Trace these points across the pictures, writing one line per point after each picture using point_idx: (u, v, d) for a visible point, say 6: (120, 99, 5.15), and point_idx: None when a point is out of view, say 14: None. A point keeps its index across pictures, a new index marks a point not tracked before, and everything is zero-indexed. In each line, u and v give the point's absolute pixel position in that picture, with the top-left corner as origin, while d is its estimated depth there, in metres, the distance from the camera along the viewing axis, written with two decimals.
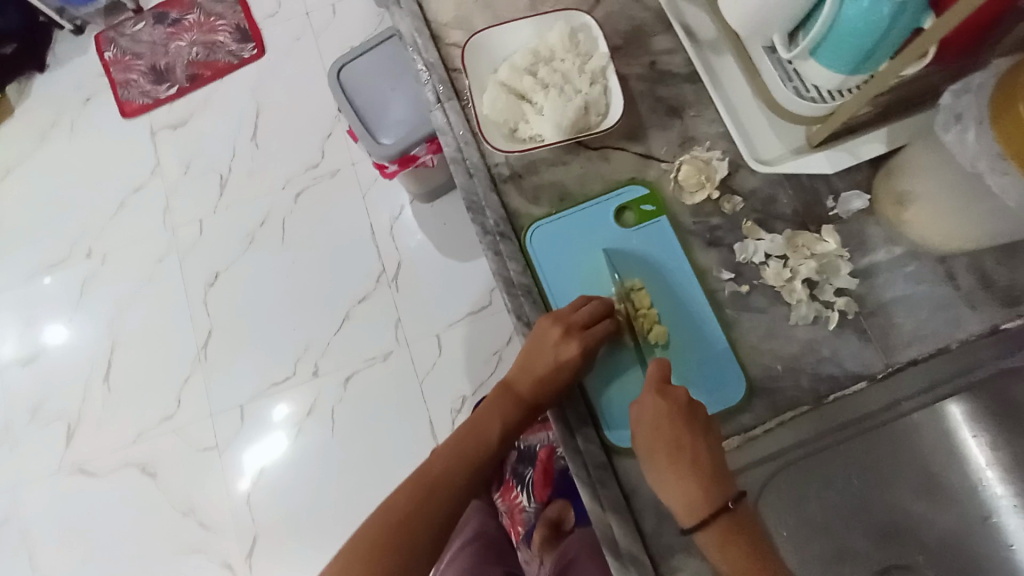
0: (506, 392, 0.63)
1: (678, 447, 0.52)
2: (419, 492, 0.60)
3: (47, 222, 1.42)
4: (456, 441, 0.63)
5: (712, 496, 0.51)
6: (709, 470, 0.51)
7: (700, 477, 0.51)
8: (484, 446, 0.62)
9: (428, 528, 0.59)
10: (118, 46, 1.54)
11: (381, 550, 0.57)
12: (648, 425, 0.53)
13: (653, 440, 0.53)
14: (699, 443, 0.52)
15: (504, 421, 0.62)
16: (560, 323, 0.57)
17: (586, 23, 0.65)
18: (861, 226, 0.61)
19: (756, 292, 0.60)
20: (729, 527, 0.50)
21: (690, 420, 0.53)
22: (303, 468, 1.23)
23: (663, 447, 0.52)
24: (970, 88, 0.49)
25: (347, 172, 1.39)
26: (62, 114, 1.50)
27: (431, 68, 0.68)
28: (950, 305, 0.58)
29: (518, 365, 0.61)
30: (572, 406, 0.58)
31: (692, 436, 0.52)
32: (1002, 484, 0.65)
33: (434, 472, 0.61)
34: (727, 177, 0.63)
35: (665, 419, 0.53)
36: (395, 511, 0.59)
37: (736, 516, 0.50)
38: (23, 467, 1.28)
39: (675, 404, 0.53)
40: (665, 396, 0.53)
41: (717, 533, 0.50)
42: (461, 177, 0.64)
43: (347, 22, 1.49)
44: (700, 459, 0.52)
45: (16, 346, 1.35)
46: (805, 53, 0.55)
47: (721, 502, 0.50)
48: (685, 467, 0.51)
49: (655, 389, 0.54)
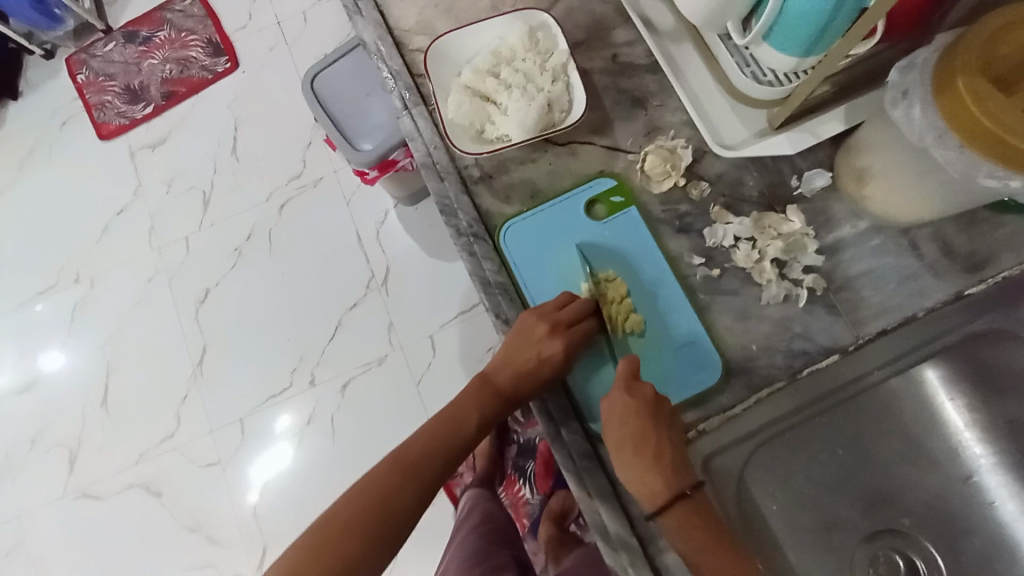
0: (484, 385, 0.64)
1: (643, 441, 0.53)
2: (392, 475, 0.61)
3: (32, 250, 1.42)
4: (433, 429, 0.64)
5: (674, 487, 0.52)
6: (670, 463, 0.53)
7: (664, 471, 0.53)
8: (459, 437, 0.63)
9: (398, 510, 0.60)
10: (91, 68, 1.53)
11: (347, 530, 0.58)
12: (614, 420, 0.54)
13: (618, 435, 0.54)
14: (663, 437, 0.54)
15: (483, 413, 0.63)
16: (545, 320, 0.58)
17: (545, 21, 0.66)
18: (825, 203, 0.62)
19: (727, 275, 0.61)
20: (685, 512, 0.52)
21: (656, 415, 0.54)
22: (308, 477, 1.24)
23: (629, 442, 0.53)
24: (914, 65, 0.51)
25: (329, 180, 1.39)
26: (39, 141, 1.49)
27: (396, 75, 0.68)
28: (915, 275, 0.60)
29: (497, 360, 0.62)
30: (554, 399, 0.59)
31: (656, 430, 0.54)
32: (981, 443, 0.67)
33: (410, 457, 0.62)
34: (693, 164, 0.64)
35: (632, 413, 0.54)
36: (367, 493, 0.60)
37: (693, 504, 0.52)
38: (28, 495, 1.28)
39: (642, 401, 0.54)
40: (633, 393, 0.54)
41: (679, 521, 0.52)
42: (433, 181, 0.65)
43: (320, 30, 1.49)
44: (664, 450, 0.53)
45: (11, 377, 1.35)
46: (758, 37, 0.56)
47: (680, 489, 0.52)
48: (649, 462, 0.53)
49: (623, 385, 0.55)
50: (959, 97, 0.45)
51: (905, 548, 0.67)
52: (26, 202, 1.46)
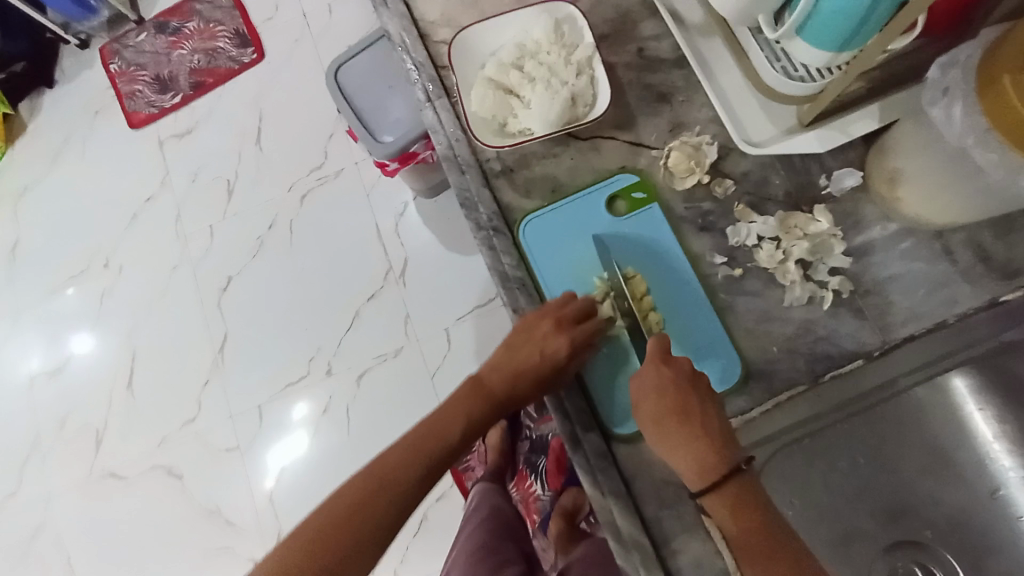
0: (475, 389, 0.65)
1: (684, 412, 0.52)
2: (374, 481, 0.62)
3: (65, 236, 1.47)
4: (416, 435, 0.65)
5: (725, 460, 0.51)
6: (717, 435, 0.52)
7: (710, 442, 0.51)
8: (442, 443, 0.64)
9: (383, 515, 0.61)
10: (123, 58, 1.57)
11: (329, 536, 0.59)
12: (651, 394, 0.54)
13: (657, 409, 0.53)
14: (706, 409, 0.53)
15: (468, 419, 0.64)
16: (550, 317, 0.58)
17: (571, 14, 0.65)
18: (854, 204, 0.61)
19: (750, 276, 0.60)
20: (735, 486, 0.50)
21: (696, 386, 0.53)
22: (322, 465, 1.26)
23: (670, 414, 0.53)
24: (956, 62, 0.49)
25: (350, 172, 1.40)
26: (72, 129, 1.53)
27: (419, 67, 0.68)
28: (947, 281, 0.58)
29: (495, 360, 0.64)
30: (569, 396, 0.59)
31: (699, 401, 0.53)
32: (1008, 456, 0.64)
33: (393, 463, 0.63)
34: (718, 162, 0.63)
35: (669, 386, 0.53)
36: (350, 499, 0.61)
37: (743, 477, 0.51)
38: (56, 473, 1.33)
39: (680, 372, 0.54)
40: (670, 365, 0.54)
41: (727, 496, 0.50)
42: (453, 174, 0.65)
43: (345, 22, 1.50)
44: (707, 422, 0.52)
45: (43, 358, 1.40)
46: (791, 32, 0.54)
47: (731, 462, 0.51)
48: (693, 434, 0.52)
49: (659, 359, 0.55)
50: (1005, 96, 0.43)
51: (925, 560, 0.66)
52: (60, 189, 1.50)
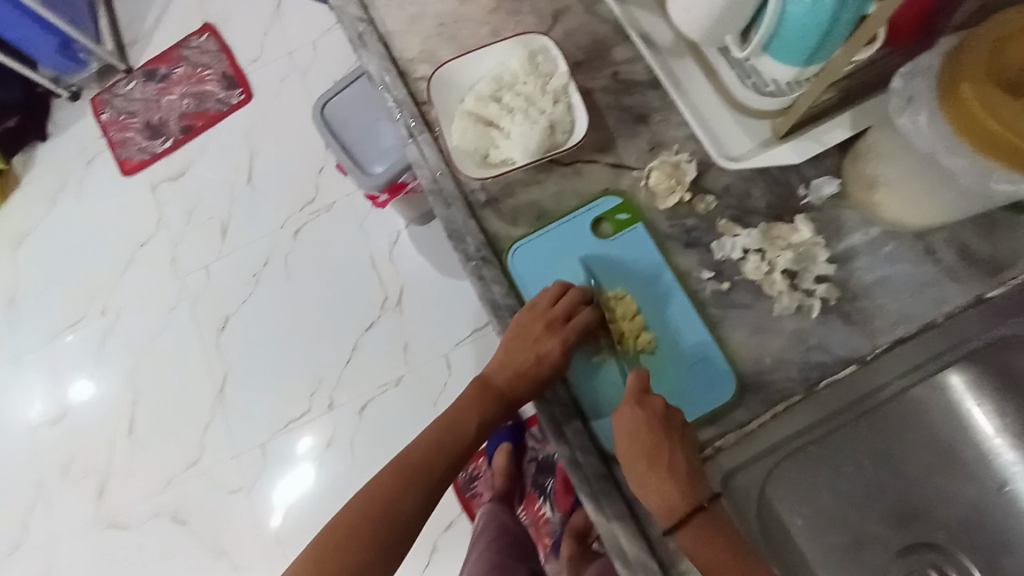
0: (484, 386, 0.65)
1: (655, 455, 0.52)
2: (395, 478, 0.62)
3: (61, 284, 1.48)
4: (434, 433, 0.64)
5: (691, 502, 0.51)
6: (684, 475, 0.52)
7: (678, 485, 0.52)
8: (460, 439, 0.63)
9: (405, 513, 0.60)
10: (113, 107, 1.60)
11: (353, 537, 0.59)
12: (625, 436, 0.53)
13: (630, 451, 0.53)
14: (676, 451, 0.53)
15: (483, 414, 0.64)
16: (541, 319, 0.58)
17: (544, 45, 0.67)
18: (835, 211, 0.62)
19: (738, 288, 0.61)
20: (703, 526, 0.50)
21: (668, 429, 0.53)
22: (328, 499, 1.25)
23: (642, 457, 0.52)
24: (919, 71, 0.50)
25: (342, 204, 1.42)
26: (66, 179, 1.55)
27: (401, 105, 0.70)
28: (933, 281, 0.58)
29: (499, 360, 0.62)
30: (557, 400, 0.59)
31: (669, 444, 0.53)
32: (1015, 452, 0.64)
33: (411, 460, 0.63)
34: (698, 178, 0.64)
35: (643, 428, 0.53)
36: (373, 500, 0.61)
37: (709, 516, 0.51)
38: (60, 524, 1.32)
39: (652, 415, 0.53)
40: (643, 407, 0.54)
41: (696, 539, 0.50)
42: (439, 207, 0.66)
43: (329, 59, 1.53)
44: (676, 465, 0.52)
45: (43, 407, 1.40)
46: (759, 49, 0.56)
47: (696, 502, 0.51)
48: (661, 475, 0.52)
49: (633, 401, 0.54)
50: (967, 102, 0.44)
51: (942, 564, 0.65)
52: (56, 238, 1.52)
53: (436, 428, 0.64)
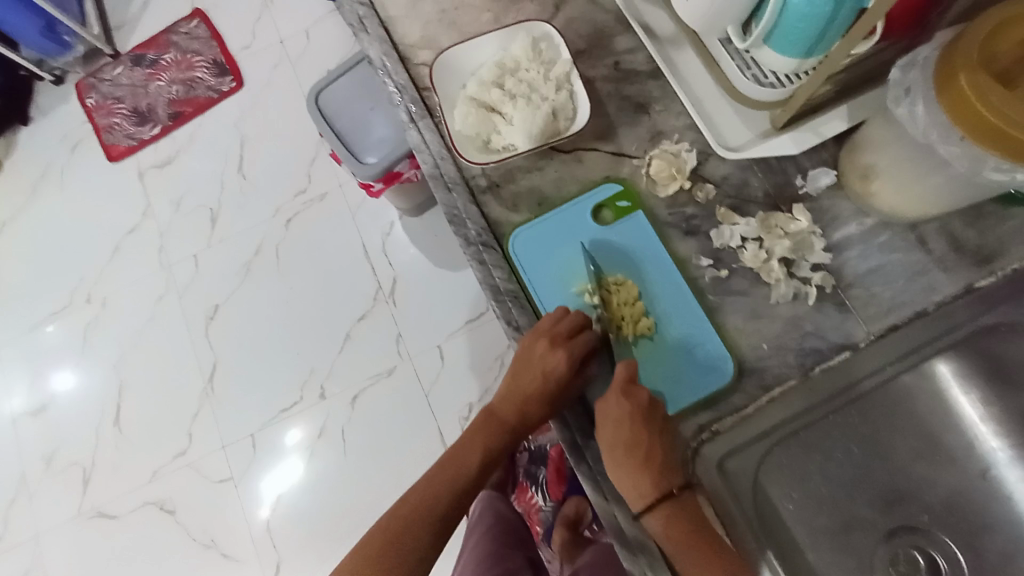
0: (489, 419, 0.65)
1: (635, 445, 0.53)
2: (406, 512, 0.63)
3: (45, 272, 1.44)
4: (444, 463, 0.65)
5: (659, 486, 0.53)
6: (660, 464, 0.54)
7: (652, 472, 0.53)
8: (463, 475, 0.64)
9: (418, 543, 0.61)
10: (99, 91, 1.56)
11: (369, 573, 0.60)
12: (609, 425, 0.55)
13: (611, 439, 0.54)
14: (655, 441, 0.54)
15: (484, 447, 0.64)
16: (543, 336, 0.58)
17: (547, 32, 0.67)
18: (831, 201, 0.63)
19: (736, 275, 0.61)
20: (670, 509, 0.53)
21: (649, 420, 0.54)
22: (319, 490, 1.24)
23: (621, 444, 0.54)
24: (915, 62, 0.52)
25: (335, 194, 1.41)
26: (49, 164, 1.52)
27: (401, 90, 0.70)
28: (924, 271, 0.60)
29: (506, 387, 0.63)
30: (571, 410, 0.59)
31: (650, 435, 0.53)
32: (997, 437, 0.66)
33: (421, 493, 0.64)
34: (698, 167, 0.65)
35: (626, 419, 0.54)
36: (385, 533, 0.62)
37: (678, 503, 0.53)
38: (42, 517, 1.29)
39: (637, 405, 0.54)
40: (628, 398, 0.55)
41: (662, 518, 0.52)
42: (441, 192, 0.66)
43: (322, 47, 1.52)
44: (654, 454, 0.54)
45: (24, 397, 1.36)
46: (759, 40, 0.57)
47: (666, 490, 0.53)
48: (640, 464, 0.53)
49: (620, 390, 0.55)
50: (962, 92, 0.45)
51: (925, 544, 0.67)
52: (39, 224, 1.48)
53: (444, 461, 0.65)
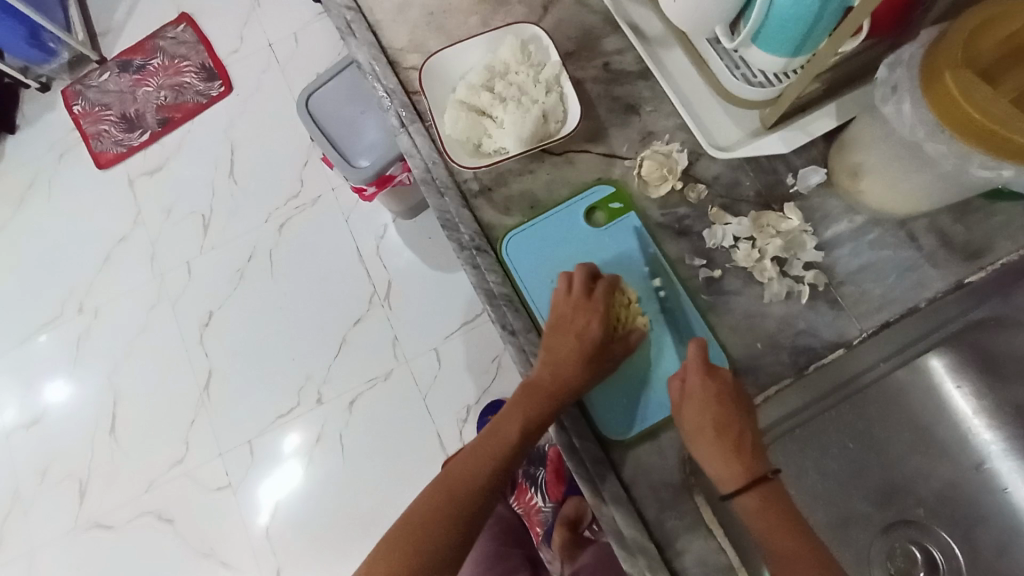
0: (529, 391, 0.58)
1: (726, 427, 0.53)
2: (427, 512, 0.60)
3: (36, 282, 1.43)
4: (467, 457, 0.62)
5: (754, 470, 0.53)
6: (750, 446, 0.54)
7: (744, 457, 0.53)
8: (493, 462, 0.61)
9: (440, 544, 0.59)
10: (86, 99, 1.55)
11: (411, 552, 0.59)
12: (694, 406, 0.54)
13: (697, 422, 0.54)
14: (745, 424, 0.54)
15: (525, 423, 0.59)
16: (570, 299, 0.59)
17: (535, 34, 0.67)
18: (821, 199, 0.63)
19: (729, 275, 0.62)
20: (763, 495, 0.52)
21: (736, 401, 0.55)
22: (318, 495, 1.24)
23: (709, 424, 0.54)
24: (901, 61, 0.52)
25: (327, 198, 1.40)
26: (37, 174, 1.50)
27: (391, 94, 0.69)
28: (914, 267, 0.60)
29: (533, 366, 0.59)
30: (564, 407, 0.59)
31: (739, 419, 0.54)
32: (988, 429, 0.67)
33: (444, 490, 0.61)
34: (689, 168, 0.65)
35: (713, 398, 0.54)
36: (406, 535, 0.60)
37: (771, 489, 0.53)
38: (38, 529, 1.28)
39: (723, 385, 0.55)
40: (713, 377, 0.55)
41: (758, 502, 0.52)
42: (433, 197, 0.66)
43: (311, 51, 1.51)
44: (745, 439, 0.54)
45: (17, 409, 1.35)
46: (747, 40, 0.57)
47: (762, 473, 0.53)
48: (730, 445, 0.53)
49: (703, 371, 0.55)
50: (946, 87, 0.46)
51: (920, 538, 0.67)
52: (28, 234, 1.47)
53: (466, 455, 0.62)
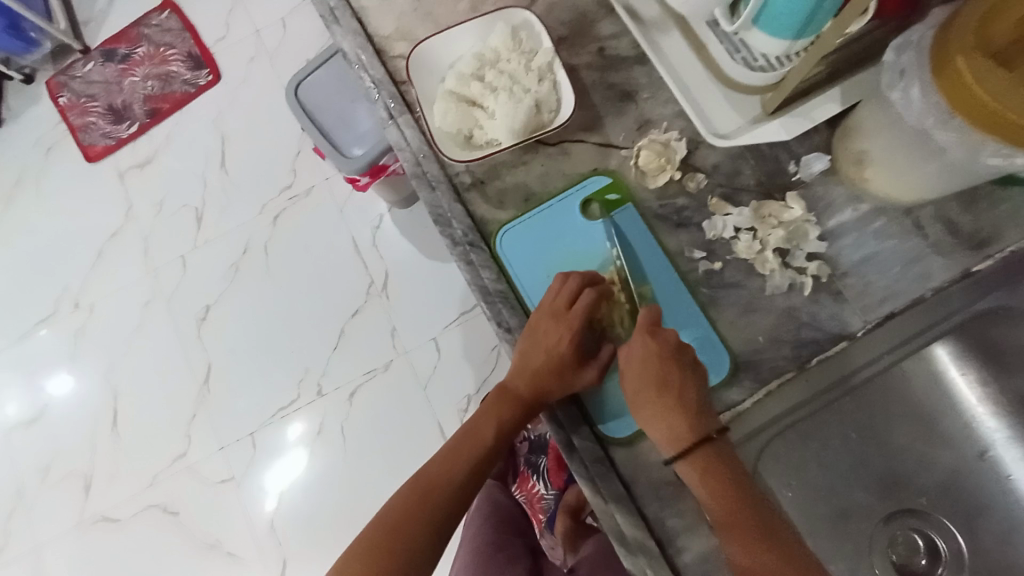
0: (504, 392, 0.63)
1: (664, 384, 0.54)
2: (414, 493, 0.61)
3: (30, 278, 1.41)
4: (454, 444, 0.65)
5: (695, 429, 0.53)
6: (694, 406, 0.54)
7: (686, 415, 0.54)
8: (479, 447, 0.63)
9: (424, 527, 0.59)
10: (72, 90, 1.51)
11: (384, 550, 0.58)
12: (636, 363, 0.55)
13: (639, 381, 0.55)
14: (686, 382, 0.54)
15: (499, 420, 0.63)
16: (547, 310, 0.58)
17: (527, 19, 0.64)
18: (825, 187, 0.61)
19: (729, 268, 0.60)
20: (706, 458, 0.52)
21: (678, 359, 0.54)
22: (321, 486, 1.24)
23: (651, 387, 0.54)
24: (911, 43, 0.50)
25: (321, 188, 1.38)
26: (26, 168, 1.47)
27: (379, 84, 0.67)
28: (920, 256, 0.59)
29: (514, 366, 0.61)
30: (563, 407, 0.58)
31: (680, 376, 0.54)
32: (993, 418, 0.66)
33: (431, 473, 0.63)
34: (688, 157, 0.63)
35: (654, 356, 0.54)
36: (391, 516, 0.60)
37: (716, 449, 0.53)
38: (45, 523, 1.29)
39: (665, 345, 0.54)
40: (656, 336, 0.55)
41: (696, 463, 0.52)
42: (424, 191, 0.64)
43: (300, 36, 1.47)
44: (686, 396, 0.54)
45: (18, 406, 1.35)
46: (747, 23, 0.54)
47: (704, 433, 0.53)
48: (671, 406, 0.54)
49: (646, 331, 0.55)
50: (959, 75, 0.44)
51: (923, 526, 0.67)
52: (19, 230, 1.44)
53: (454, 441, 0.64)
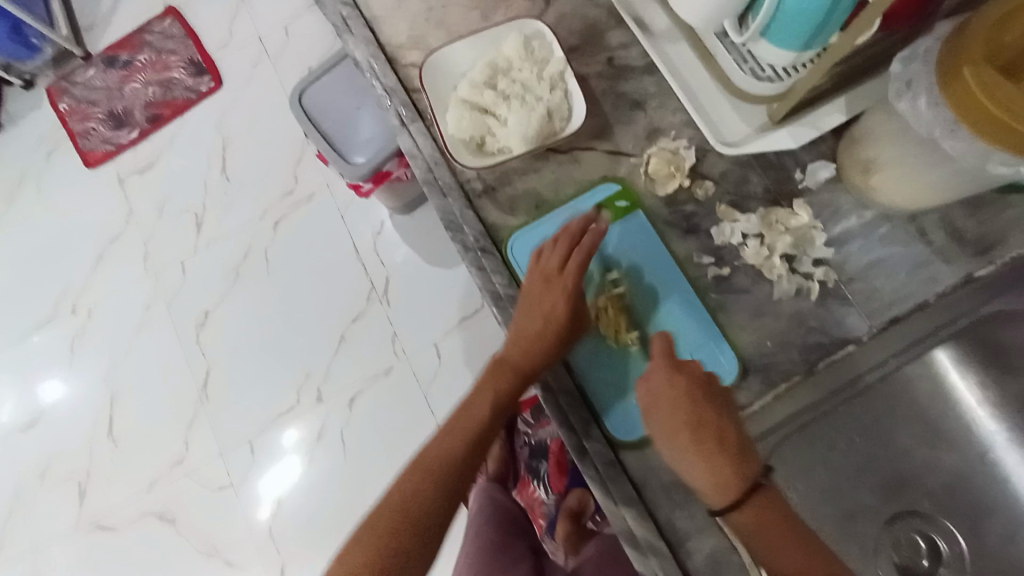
0: (498, 366, 0.63)
1: (701, 424, 0.53)
2: (415, 477, 0.61)
3: (28, 283, 1.40)
4: (451, 423, 0.64)
5: (745, 475, 0.52)
6: (736, 452, 0.52)
7: (727, 457, 0.52)
8: (476, 424, 0.63)
9: (427, 510, 0.59)
10: (73, 96, 1.51)
11: (388, 537, 0.58)
12: (665, 401, 0.54)
13: (674, 425, 0.54)
14: (723, 421, 0.53)
15: (494, 396, 0.63)
16: (541, 272, 0.59)
17: (539, 29, 0.66)
18: (830, 195, 0.63)
19: (737, 274, 0.61)
20: (758, 502, 0.51)
21: (709, 395, 0.54)
22: (320, 492, 1.23)
23: (684, 426, 0.53)
24: (917, 55, 0.51)
25: (323, 194, 1.38)
26: (25, 173, 1.47)
27: (390, 92, 0.68)
28: (926, 262, 0.60)
29: (509, 338, 0.60)
30: (574, 410, 0.58)
31: (715, 413, 0.54)
32: (995, 420, 0.68)
33: (431, 455, 0.62)
34: (697, 164, 0.64)
35: (687, 394, 0.54)
36: (393, 503, 0.60)
37: (766, 493, 0.52)
38: (38, 531, 1.27)
39: (694, 381, 0.54)
40: (683, 372, 0.55)
41: (750, 511, 0.51)
42: (435, 197, 0.64)
43: (302, 43, 1.48)
44: (724, 437, 0.53)
45: (13, 413, 1.33)
46: (755, 35, 0.56)
47: (753, 479, 0.52)
48: (713, 450, 0.52)
49: (669, 364, 0.56)
50: (967, 87, 0.45)
51: (926, 527, 0.67)
52: (17, 234, 1.44)
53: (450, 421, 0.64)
